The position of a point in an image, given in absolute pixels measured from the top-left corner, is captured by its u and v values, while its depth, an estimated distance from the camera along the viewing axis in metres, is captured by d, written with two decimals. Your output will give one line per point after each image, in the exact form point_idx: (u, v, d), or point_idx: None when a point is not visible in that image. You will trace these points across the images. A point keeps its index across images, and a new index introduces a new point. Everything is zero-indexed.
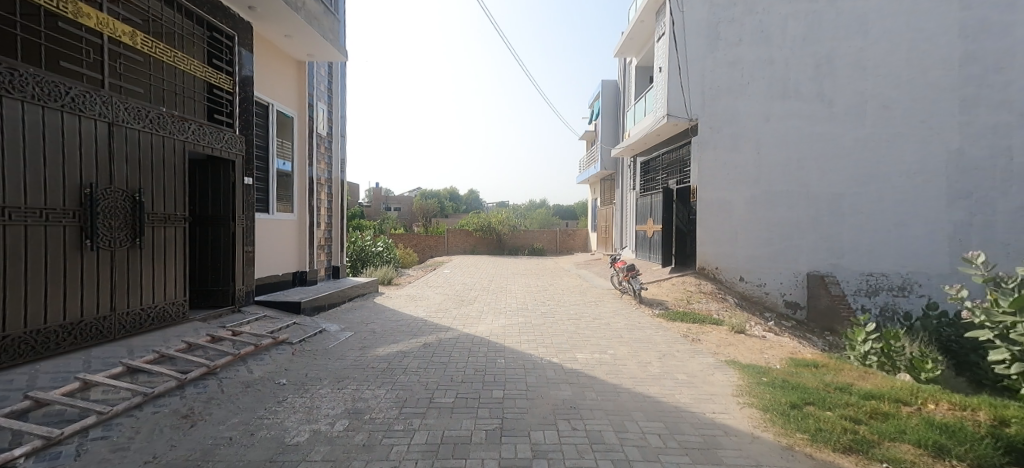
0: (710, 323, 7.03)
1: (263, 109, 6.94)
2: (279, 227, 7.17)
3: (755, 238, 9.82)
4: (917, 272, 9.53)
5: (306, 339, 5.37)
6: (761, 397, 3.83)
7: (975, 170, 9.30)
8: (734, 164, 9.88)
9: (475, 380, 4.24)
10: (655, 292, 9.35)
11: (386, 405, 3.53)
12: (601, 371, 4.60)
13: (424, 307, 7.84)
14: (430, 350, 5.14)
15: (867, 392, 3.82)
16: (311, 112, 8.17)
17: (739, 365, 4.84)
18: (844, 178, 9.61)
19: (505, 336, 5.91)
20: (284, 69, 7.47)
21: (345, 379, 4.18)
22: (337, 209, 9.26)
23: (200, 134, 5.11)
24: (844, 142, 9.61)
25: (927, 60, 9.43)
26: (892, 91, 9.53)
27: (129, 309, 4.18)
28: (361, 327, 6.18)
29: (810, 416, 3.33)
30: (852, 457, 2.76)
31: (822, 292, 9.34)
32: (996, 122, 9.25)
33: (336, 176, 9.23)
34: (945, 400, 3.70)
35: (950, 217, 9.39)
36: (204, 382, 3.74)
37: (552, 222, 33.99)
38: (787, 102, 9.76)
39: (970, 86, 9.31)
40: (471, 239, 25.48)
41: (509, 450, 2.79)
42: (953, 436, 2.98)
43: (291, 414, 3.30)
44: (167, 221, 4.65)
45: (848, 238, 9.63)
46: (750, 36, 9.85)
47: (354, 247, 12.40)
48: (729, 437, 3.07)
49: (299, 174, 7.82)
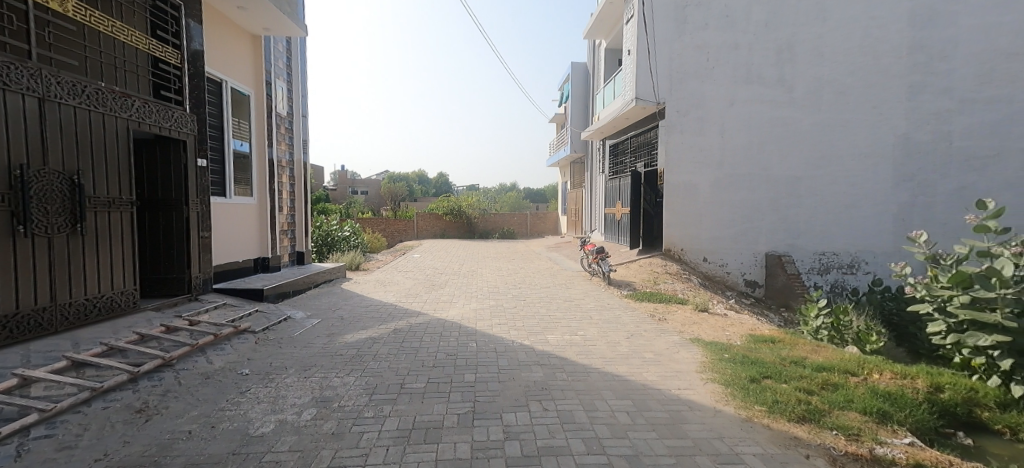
0: (676, 302, 7.27)
1: (216, 86, 6.52)
2: (237, 212, 6.83)
3: (718, 221, 10.16)
4: (864, 251, 10.12)
5: (269, 328, 5.19)
6: (722, 372, 4.01)
7: (919, 154, 9.84)
8: (701, 148, 10.11)
9: (446, 364, 4.23)
10: (624, 273, 9.58)
11: (355, 392, 3.47)
12: (572, 352, 4.66)
13: (394, 292, 7.70)
14: (400, 336, 5.07)
15: (819, 364, 4.04)
16: (269, 90, 7.73)
17: (703, 342, 5.01)
18: (803, 162, 10.01)
19: (476, 319, 5.90)
20: (239, 44, 7.03)
21: (312, 367, 4.07)
22: (300, 193, 8.89)
23: (146, 112, 4.75)
24: (802, 127, 9.98)
25: (878, 47, 9.82)
26: (847, 78, 9.90)
27: (73, 300, 3.91)
28: (328, 314, 6.01)
29: (767, 389, 3.51)
30: (806, 426, 2.93)
31: (779, 271, 9.76)
32: (939, 108, 9.76)
33: (299, 158, 8.83)
34: (888, 370, 3.94)
35: (896, 198, 9.94)
36: (160, 374, 3.57)
37: (523, 206, 34.11)
38: (751, 87, 10.01)
39: (917, 73, 9.77)
40: (440, 223, 25.16)
41: (482, 432, 2.80)
42: (894, 403, 3.23)
43: (254, 405, 3.20)
44: (111, 205, 4.33)
45: (805, 220, 10.09)
46: (716, 21, 9.99)
47: (320, 232, 11.99)
48: (693, 412, 3.19)
49: (258, 155, 7.45)
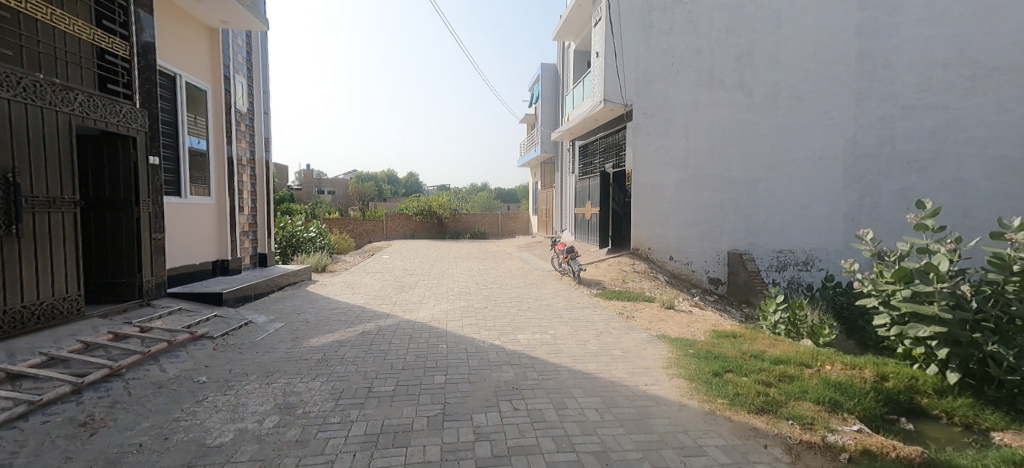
0: (643, 300, 7.43)
1: (169, 81, 6.21)
2: (194, 212, 6.53)
3: (684, 220, 10.46)
4: (818, 248, 10.64)
5: (229, 333, 4.98)
6: (687, 367, 4.13)
7: (868, 157, 10.44)
8: (667, 149, 10.39)
9: (416, 366, 4.17)
10: (593, 272, 9.73)
11: (321, 397, 3.38)
12: (542, 351, 4.69)
13: (362, 294, 7.53)
14: (368, 339, 4.97)
15: (776, 357, 4.23)
16: (228, 85, 7.42)
17: (668, 338, 5.14)
18: (762, 163, 10.43)
19: (447, 320, 5.85)
20: (194, 36, 6.71)
21: (275, 372, 3.94)
22: (263, 193, 8.57)
23: (90, 106, 4.46)
24: (761, 130, 10.41)
25: (830, 55, 10.35)
26: (802, 84, 10.39)
27: (6, 308, 3.63)
28: (292, 318, 5.82)
29: (728, 382, 3.65)
30: (764, 417, 3.06)
31: (741, 269, 10.19)
32: (885, 114, 10.38)
33: (260, 156, 8.51)
34: (839, 361, 4.16)
35: (848, 198, 10.50)
36: (107, 384, 3.37)
37: (494, 206, 34.07)
38: (713, 91, 10.35)
39: (864, 80, 10.36)
40: (410, 223, 24.85)
41: (452, 434, 2.78)
42: (844, 392, 3.42)
43: (212, 413, 3.06)
44: (51, 206, 4.05)
45: (765, 220, 10.52)
46: (680, 26, 10.29)
47: (284, 233, 11.61)
48: (659, 407, 3.27)
49: (216, 153, 7.13)
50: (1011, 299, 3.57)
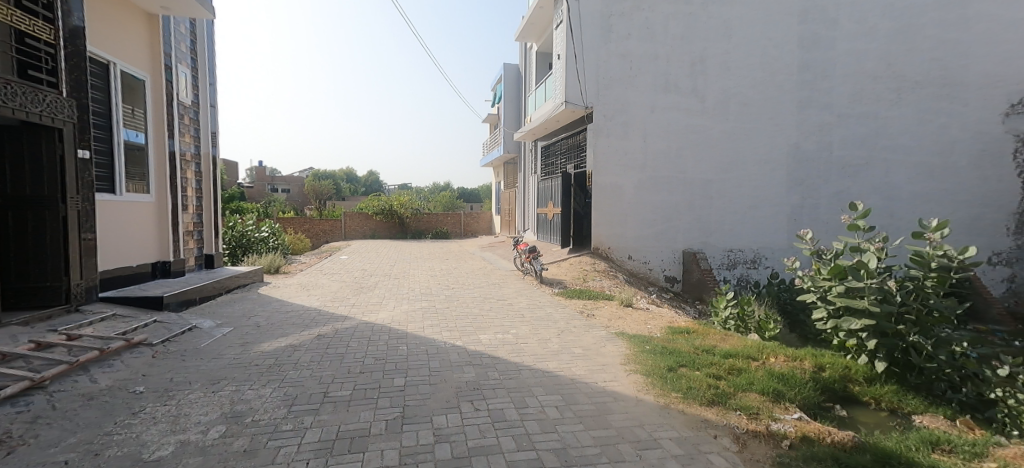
0: (603, 298, 7.60)
1: (101, 69, 5.76)
2: (131, 211, 6.09)
3: (643, 220, 10.79)
4: (765, 247, 11.24)
5: (171, 339, 4.68)
6: (644, 363, 4.25)
7: (811, 162, 11.13)
8: (627, 151, 10.68)
9: (374, 369, 4.07)
10: (555, 271, 9.85)
11: (272, 404, 3.23)
12: (504, 351, 4.70)
13: (318, 296, 7.27)
14: (324, 342, 4.80)
15: (726, 351, 4.43)
16: (169, 75, 6.97)
17: (626, 336, 5.28)
18: (715, 166, 10.92)
19: (408, 322, 5.75)
20: (130, 22, 6.26)
21: (222, 380, 3.73)
22: (209, 191, 8.11)
23: (7, 94, 4.06)
24: (714, 134, 10.89)
25: (775, 65, 10.96)
26: (750, 91, 10.94)
27: None
28: (242, 322, 5.54)
29: (682, 376, 3.79)
30: (714, 409, 3.20)
31: (695, 267, 10.56)
32: (824, 121, 11.10)
33: (206, 151, 8.05)
34: (782, 353, 4.42)
35: (793, 200, 11.17)
36: (27, 398, 3.08)
37: (457, 206, 33.77)
38: (669, 96, 10.73)
39: (806, 89, 11.04)
40: (370, 223, 24.26)
41: (411, 437, 2.73)
42: (785, 382, 3.63)
43: (151, 426, 2.86)
44: None
45: (717, 220, 11.02)
46: (638, 32, 10.61)
47: (233, 233, 11.04)
48: (618, 402, 3.35)
49: (156, 148, 6.68)
50: (929, 293, 3.90)
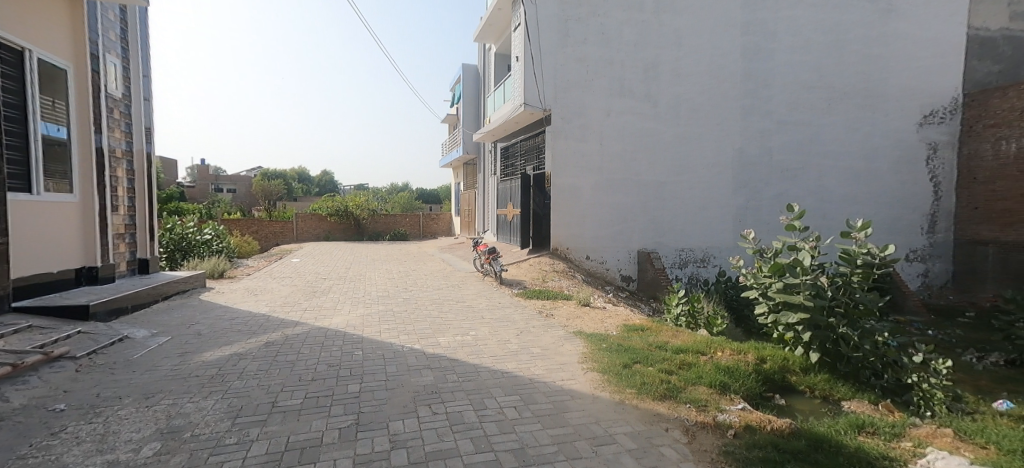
0: (561, 297, 7.72)
1: (15, 55, 5.23)
2: (51, 212, 5.57)
3: (601, 221, 11.07)
4: (713, 247, 11.80)
5: (98, 351, 4.32)
6: (600, 361, 4.35)
7: (756, 165, 11.81)
8: (585, 153, 10.91)
9: (328, 375, 3.93)
10: (515, 272, 9.90)
11: (215, 417, 3.04)
12: (463, 353, 4.66)
13: (267, 301, 6.94)
14: (274, 350, 4.58)
15: (678, 347, 4.61)
16: (95, 64, 6.44)
17: (584, 334, 5.38)
18: (669, 169, 11.37)
19: (364, 326, 5.60)
20: (50, 5, 5.74)
21: (158, 393, 3.48)
22: (143, 190, 7.55)
23: None
24: (667, 138, 11.33)
25: (721, 73, 11.54)
26: (699, 97, 11.46)
27: None
28: (182, 330, 5.20)
29: (636, 372, 3.91)
30: (667, 402, 3.32)
31: (649, 267, 10.94)
32: (766, 127, 11.80)
33: (139, 148, 7.49)
34: (728, 347, 4.65)
35: (740, 202, 11.81)
36: None
37: (416, 207, 33.20)
38: (624, 100, 11.06)
39: (750, 97, 11.69)
40: (325, 224, 23.44)
41: (366, 445, 2.66)
42: (730, 375, 3.83)
43: (74, 446, 2.62)
44: None
45: (670, 221, 11.47)
46: (594, 37, 10.88)
47: (171, 235, 10.34)
48: (575, 400, 3.41)
49: (81, 142, 6.14)
50: (856, 288, 4.21)
